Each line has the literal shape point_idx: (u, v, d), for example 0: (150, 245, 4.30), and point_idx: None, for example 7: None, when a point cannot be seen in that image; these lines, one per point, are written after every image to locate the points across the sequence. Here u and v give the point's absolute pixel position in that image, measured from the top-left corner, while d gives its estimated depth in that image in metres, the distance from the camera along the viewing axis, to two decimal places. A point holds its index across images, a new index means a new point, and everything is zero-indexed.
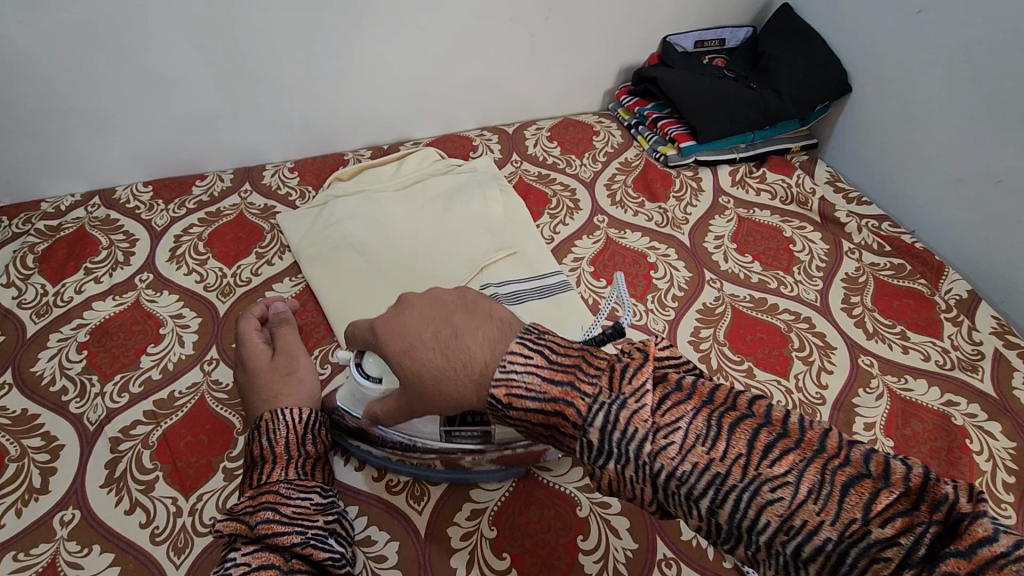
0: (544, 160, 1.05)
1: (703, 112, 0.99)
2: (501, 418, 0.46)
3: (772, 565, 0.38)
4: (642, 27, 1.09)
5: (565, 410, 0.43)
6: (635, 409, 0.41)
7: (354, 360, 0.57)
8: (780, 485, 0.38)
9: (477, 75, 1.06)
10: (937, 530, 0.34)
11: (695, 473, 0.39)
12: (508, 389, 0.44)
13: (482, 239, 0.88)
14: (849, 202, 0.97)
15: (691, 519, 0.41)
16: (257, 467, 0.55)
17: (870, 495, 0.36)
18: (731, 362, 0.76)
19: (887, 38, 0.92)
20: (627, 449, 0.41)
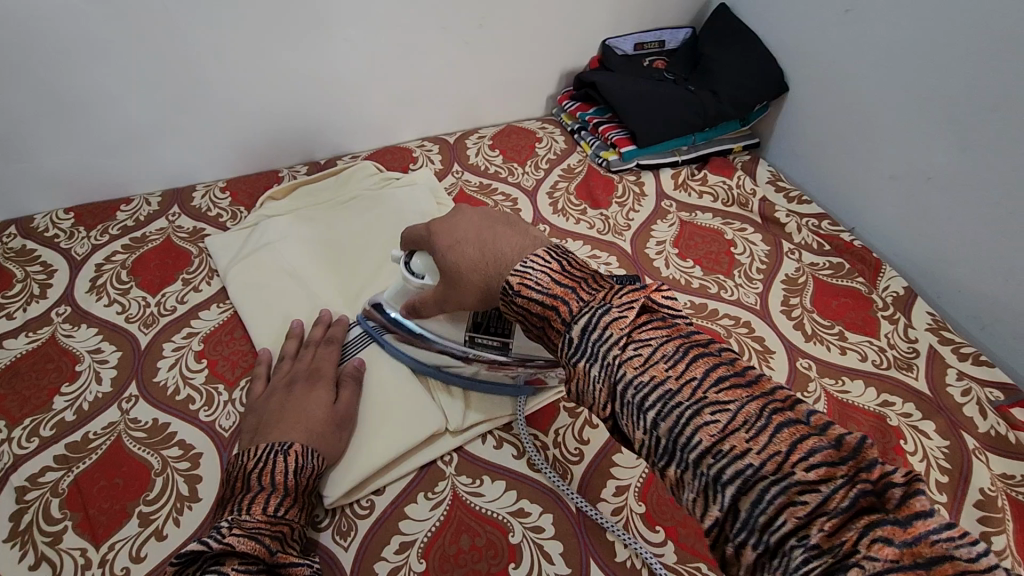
0: (485, 170, 1.03)
1: (641, 115, 0.98)
2: (511, 310, 0.52)
3: (694, 486, 0.39)
4: (581, 31, 1.07)
5: (558, 310, 0.47)
6: (616, 317, 0.44)
7: (405, 258, 0.66)
8: (721, 411, 0.39)
9: (414, 85, 1.04)
10: (858, 485, 0.34)
11: (649, 386, 0.41)
12: (522, 279, 0.50)
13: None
14: (790, 202, 0.97)
15: (634, 432, 0.42)
16: (273, 493, 0.55)
17: (801, 437, 0.36)
18: None
19: (819, 37, 0.92)
20: (597, 351, 0.44)
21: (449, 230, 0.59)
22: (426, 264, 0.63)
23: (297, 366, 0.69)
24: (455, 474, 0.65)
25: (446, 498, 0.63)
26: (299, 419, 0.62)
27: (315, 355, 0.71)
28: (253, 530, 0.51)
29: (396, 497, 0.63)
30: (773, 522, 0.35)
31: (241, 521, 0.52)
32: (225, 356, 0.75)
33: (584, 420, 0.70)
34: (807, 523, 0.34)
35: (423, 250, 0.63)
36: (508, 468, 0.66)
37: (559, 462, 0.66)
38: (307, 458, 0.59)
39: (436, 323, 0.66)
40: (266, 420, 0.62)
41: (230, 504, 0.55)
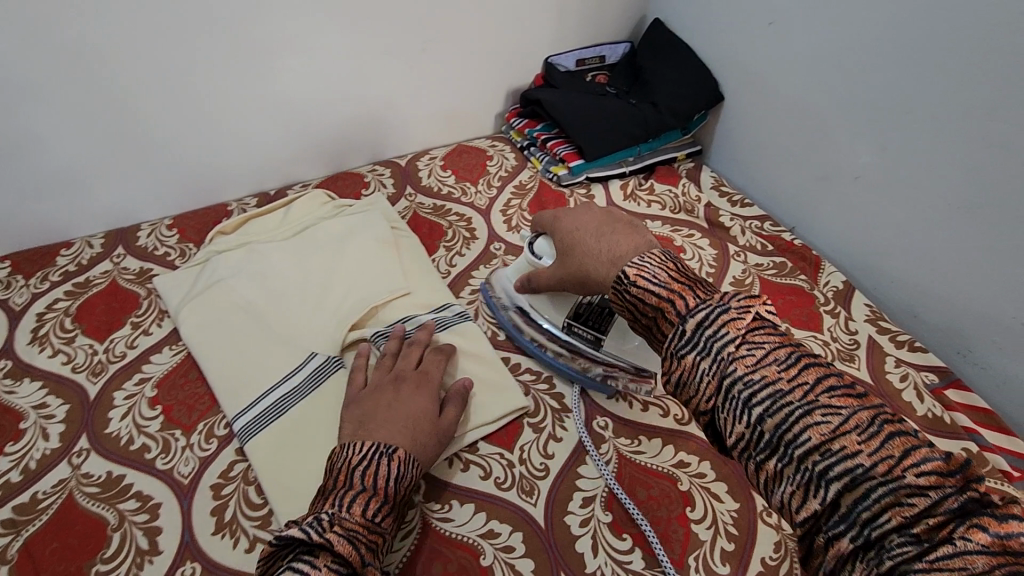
0: (438, 191, 1.04)
1: (587, 130, 1.01)
2: (623, 297, 0.58)
3: (795, 480, 0.44)
4: (523, 50, 1.10)
5: (675, 303, 0.53)
6: (733, 317, 0.50)
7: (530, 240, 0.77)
8: (831, 413, 0.44)
9: (362, 110, 1.04)
10: (966, 493, 0.39)
11: (762, 385, 0.47)
12: (639, 271, 0.57)
13: (374, 282, 0.85)
14: (733, 205, 1.01)
15: (735, 427, 0.47)
16: (373, 497, 0.55)
17: (912, 446, 0.42)
18: None
19: (748, 48, 0.97)
20: (712, 346, 0.49)
21: (570, 220, 0.71)
22: (547, 247, 0.75)
23: (406, 367, 0.70)
24: (424, 500, 0.65)
25: (415, 526, 0.63)
26: (409, 425, 0.63)
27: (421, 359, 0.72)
28: (350, 535, 0.52)
29: None
30: (877, 517, 0.40)
31: (339, 522, 0.52)
32: (180, 400, 0.73)
33: (547, 434, 0.71)
34: (911, 520, 0.40)
35: (547, 234, 0.75)
36: (476, 490, 0.66)
37: (526, 479, 0.67)
38: (409, 469, 0.59)
39: (543, 303, 0.76)
40: (374, 414, 0.63)
41: (330, 494, 0.55)
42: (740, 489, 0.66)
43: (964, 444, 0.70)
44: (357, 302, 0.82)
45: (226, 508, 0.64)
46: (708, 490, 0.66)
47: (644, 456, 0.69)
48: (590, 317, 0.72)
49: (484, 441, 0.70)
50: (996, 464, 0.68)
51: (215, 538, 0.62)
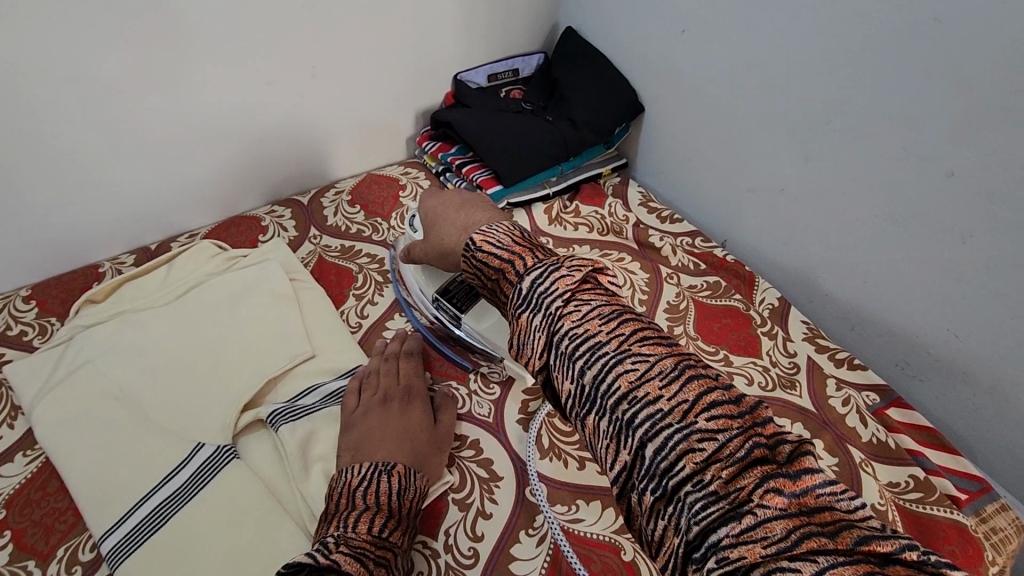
0: (346, 231, 0.94)
1: (502, 154, 0.94)
2: (472, 265, 0.56)
3: (609, 433, 0.41)
4: (428, 69, 1.01)
5: (515, 264, 0.52)
6: (561, 274, 0.47)
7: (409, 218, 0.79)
8: (641, 360, 0.41)
9: (251, 147, 0.93)
10: (756, 440, 0.38)
11: (582, 339, 0.43)
12: (486, 239, 0.56)
13: (271, 347, 0.75)
14: (662, 222, 0.96)
15: (563, 383, 0.44)
16: (378, 513, 0.55)
17: (708, 391, 0.40)
18: (562, 436, 0.69)
19: (663, 57, 0.92)
20: (542, 302, 0.47)
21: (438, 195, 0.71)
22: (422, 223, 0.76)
23: (393, 382, 0.70)
24: None
25: None
26: (405, 441, 0.63)
27: (403, 372, 0.71)
28: (360, 550, 0.51)
29: None
30: (673, 468, 0.38)
31: (345, 542, 0.51)
32: (36, 521, 0.62)
33: (476, 511, 0.63)
34: (704, 469, 0.37)
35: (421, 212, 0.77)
36: None
37: (452, 570, 0.59)
38: (413, 483, 0.60)
39: (416, 278, 0.78)
40: (363, 430, 0.64)
41: (332, 518, 0.55)
42: None
43: (911, 469, 0.67)
44: (251, 374, 0.72)
45: None
46: (654, 557, 0.60)
47: (582, 524, 0.62)
48: (456, 296, 0.74)
49: None
50: (944, 488, 0.65)
51: None
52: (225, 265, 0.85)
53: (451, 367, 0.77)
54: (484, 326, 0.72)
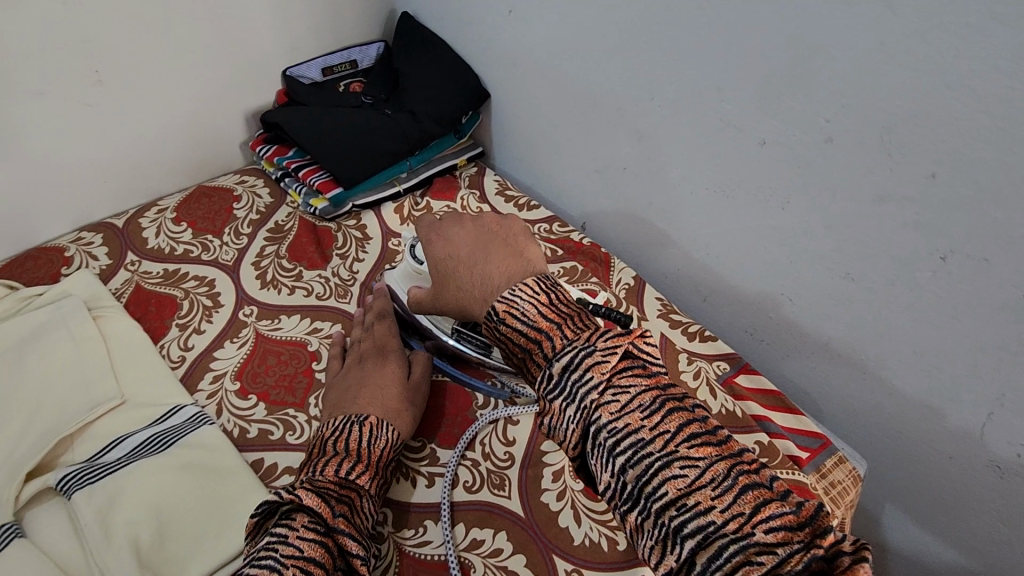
0: (170, 252, 0.84)
1: (340, 154, 0.87)
2: (494, 333, 0.55)
3: (654, 534, 0.42)
4: (250, 65, 0.92)
5: (543, 345, 0.51)
6: (597, 361, 0.47)
7: (410, 244, 0.72)
8: (690, 466, 0.42)
9: (38, 169, 0.81)
10: (812, 549, 0.39)
11: (624, 433, 0.44)
12: (509, 307, 0.54)
13: (64, 398, 0.65)
14: (520, 209, 0.93)
15: (602, 475, 0.45)
16: (347, 457, 0.55)
17: (763, 501, 0.40)
18: (410, 453, 0.65)
19: (496, 39, 0.88)
20: (575, 392, 0.47)
21: (442, 238, 0.63)
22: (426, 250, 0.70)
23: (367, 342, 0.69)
24: None
25: None
26: (382, 391, 0.62)
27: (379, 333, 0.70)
28: (330, 489, 0.51)
29: None
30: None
31: (313, 482, 0.52)
32: None
33: None
34: None
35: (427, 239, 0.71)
36: None
37: None
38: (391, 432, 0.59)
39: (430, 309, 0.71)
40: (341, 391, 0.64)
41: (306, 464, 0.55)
42: (539, 557, 0.58)
43: (757, 435, 0.67)
44: (36, 434, 0.62)
45: None
46: (504, 570, 0.57)
47: (429, 547, 0.58)
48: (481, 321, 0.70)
49: None
50: (786, 450, 0.66)
51: None
52: (15, 307, 0.74)
53: (492, 399, 0.70)
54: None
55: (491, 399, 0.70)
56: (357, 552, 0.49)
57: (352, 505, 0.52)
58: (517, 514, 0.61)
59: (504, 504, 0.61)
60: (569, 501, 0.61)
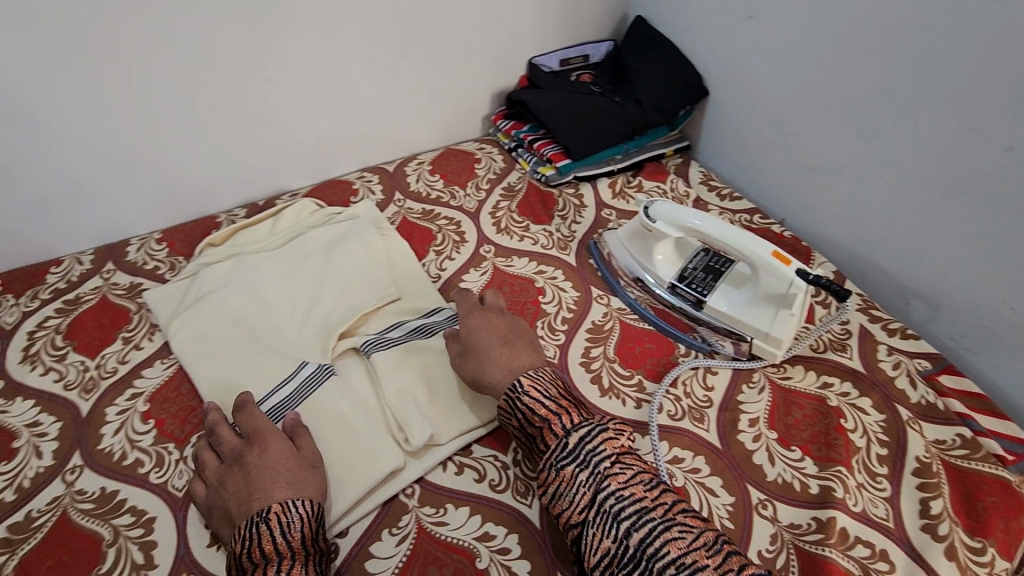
0: (427, 196, 1.04)
1: (573, 131, 1.01)
2: (513, 403, 0.62)
3: None
4: (506, 52, 1.09)
5: (561, 417, 0.59)
6: (608, 437, 0.57)
7: (644, 205, 0.80)
8: (686, 530, 0.50)
9: (345, 119, 1.04)
10: None
11: (630, 500, 0.53)
12: (533, 383, 0.63)
13: (361, 289, 0.85)
14: (722, 199, 1.02)
15: (603, 542, 0.52)
16: (269, 564, 0.53)
17: (745, 563, 0.49)
18: (621, 378, 0.76)
19: (728, 43, 0.97)
20: (590, 459, 0.56)
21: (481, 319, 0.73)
22: (664, 211, 0.78)
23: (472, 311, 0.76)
24: (419, 505, 0.65)
25: (411, 531, 0.63)
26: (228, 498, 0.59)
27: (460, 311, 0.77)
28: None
29: (360, 536, 0.63)
30: None
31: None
32: (170, 415, 0.73)
33: None
34: None
35: (664, 201, 0.78)
36: (471, 493, 0.66)
37: (521, 480, 0.67)
38: (306, 503, 0.58)
39: (651, 266, 0.82)
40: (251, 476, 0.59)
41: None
42: (734, 483, 0.66)
43: (957, 429, 0.70)
44: (345, 311, 0.82)
45: None
46: (703, 486, 0.65)
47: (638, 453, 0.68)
48: (695, 280, 0.80)
49: (478, 444, 0.70)
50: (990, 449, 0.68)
51: (210, 549, 0.62)
52: (322, 220, 0.96)
53: (694, 350, 0.79)
54: (735, 305, 0.76)
55: (693, 351, 0.79)
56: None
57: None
58: (715, 445, 0.69)
59: (703, 435, 0.70)
60: (764, 444, 0.69)
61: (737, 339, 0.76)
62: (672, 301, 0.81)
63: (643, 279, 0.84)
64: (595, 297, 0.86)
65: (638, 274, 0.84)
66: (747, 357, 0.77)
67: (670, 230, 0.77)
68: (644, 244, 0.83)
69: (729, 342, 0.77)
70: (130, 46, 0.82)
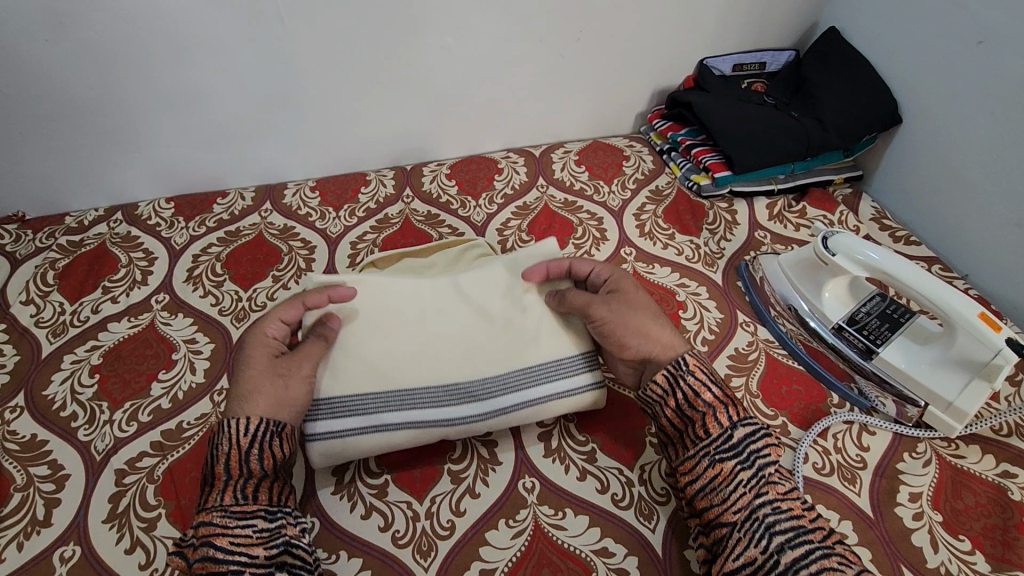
0: (570, 186, 1.01)
1: (740, 142, 0.94)
2: (673, 383, 0.59)
3: None
4: (679, 49, 1.04)
5: (728, 409, 0.57)
6: (772, 440, 0.56)
7: (824, 235, 0.72)
8: (845, 563, 0.49)
9: (503, 97, 1.03)
10: None
11: (788, 515, 0.52)
12: (699, 365, 0.60)
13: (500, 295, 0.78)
14: (896, 241, 0.92)
15: (749, 549, 0.51)
16: (212, 485, 0.54)
17: None
18: (764, 416, 0.70)
19: (941, 70, 0.86)
20: (753, 460, 0.55)
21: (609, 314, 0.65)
22: (845, 243, 0.69)
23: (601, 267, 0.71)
24: (537, 503, 0.63)
25: (527, 527, 0.61)
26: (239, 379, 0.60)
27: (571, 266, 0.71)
28: (206, 525, 0.51)
29: (478, 519, 0.61)
30: None
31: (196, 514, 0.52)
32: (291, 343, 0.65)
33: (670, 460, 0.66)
34: None
35: (845, 233, 0.70)
36: (591, 503, 0.63)
37: (645, 501, 0.63)
38: (253, 427, 0.56)
39: (816, 304, 0.75)
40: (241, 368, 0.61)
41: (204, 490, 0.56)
42: (886, 561, 0.59)
43: None
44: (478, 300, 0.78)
45: (344, 471, 0.65)
46: None
47: None
48: (868, 327, 0.72)
49: (602, 452, 0.67)
50: None
51: (335, 497, 0.63)
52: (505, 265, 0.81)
53: (849, 403, 0.71)
54: (914, 363, 0.68)
55: (848, 403, 0.71)
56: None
57: (218, 529, 0.51)
58: (865, 512, 0.62)
59: (854, 499, 0.63)
60: (926, 525, 0.61)
61: (902, 401, 0.69)
62: (832, 343, 0.73)
63: (797, 310, 0.77)
64: (740, 322, 0.80)
65: (796, 307, 0.77)
66: (910, 424, 0.69)
67: (856, 268, 0.69)
68: (811, 276, 0.76)
69: (892, 401, 0.69)
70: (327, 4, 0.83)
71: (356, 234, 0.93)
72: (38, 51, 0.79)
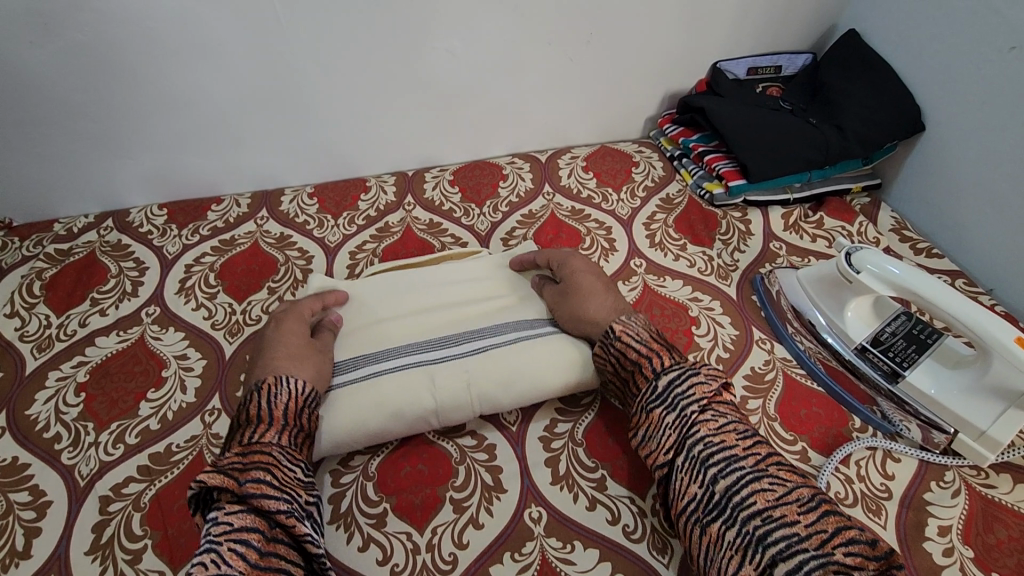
0: (578, 193, 0.98)
1: (756, 149, 0.90)
2: (607, 350, 0.62)
3: (734, 543, 0.46)
4: (692, 52, 1.00)
5: (653, 360, 0.58)
6: (700, 382, 0.56)
7: (846, 249, 0.69)
8: (778, 483, 0.48)
9: (509, 101, 0.99)
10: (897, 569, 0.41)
11: (720, 447, 0.51)
12: (625, 330, 0.62)
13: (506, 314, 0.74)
14: (917, 254, 0.88)
15: (690, 486, 0.50)
16: (254, 425, 0.55)
17: (846, 529, 0.44)
18: (783, 442, 0.66)
19: (968, 75, 0.82)
20: (678, 402, 0.55)
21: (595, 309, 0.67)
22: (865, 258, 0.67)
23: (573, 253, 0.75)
24: (545, 535, 0.59)
25: (534, 561, 0.57)
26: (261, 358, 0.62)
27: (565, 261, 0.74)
28: (261, 455, 0.52)
29: (482, 552, 0.58)
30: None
31: (243, 445, 0.53)
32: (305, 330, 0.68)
33: None
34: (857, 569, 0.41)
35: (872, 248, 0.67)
36: (601, 535, 0.59)
37: (658, 534, 0.59)
38: (308, 392, 0.60)
39: (837, 322, 0.72)
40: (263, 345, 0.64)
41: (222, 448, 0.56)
42: None
43: None
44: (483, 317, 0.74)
45: (341, 500, 0.62)
46: None
47: None
48: (894, 349, 0.69)
49: (613, 480, 0.64)
50: None
51: (331, 527, 0.60)
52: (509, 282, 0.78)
53: (871, 428, 0.68)
54: (944, 389, 0.65)
55: (870, 427, 0.68)
56: (281, 503, 0.48)
57: (274, 462, 0.52)
58: (893, 546, 0.58)
59: (880, 532, 0.59)
60: (957, 561, 0.57)
61: (927, 426, 0.65)
62: (854, 364, 0.70)
63: (814, 325, 0.74)
64: (756, 340, 0.77)
65: (815, 324, 0.74)
66: (938, 451, 0.66)
67: (880, 285, 0.65)
68: (834, 293, 0.72)
69: (916, 426, 0.66)
70: (326, 4, 0.79)
71: (355, 243, 0.89)
72: (22, 52, 0.75)
